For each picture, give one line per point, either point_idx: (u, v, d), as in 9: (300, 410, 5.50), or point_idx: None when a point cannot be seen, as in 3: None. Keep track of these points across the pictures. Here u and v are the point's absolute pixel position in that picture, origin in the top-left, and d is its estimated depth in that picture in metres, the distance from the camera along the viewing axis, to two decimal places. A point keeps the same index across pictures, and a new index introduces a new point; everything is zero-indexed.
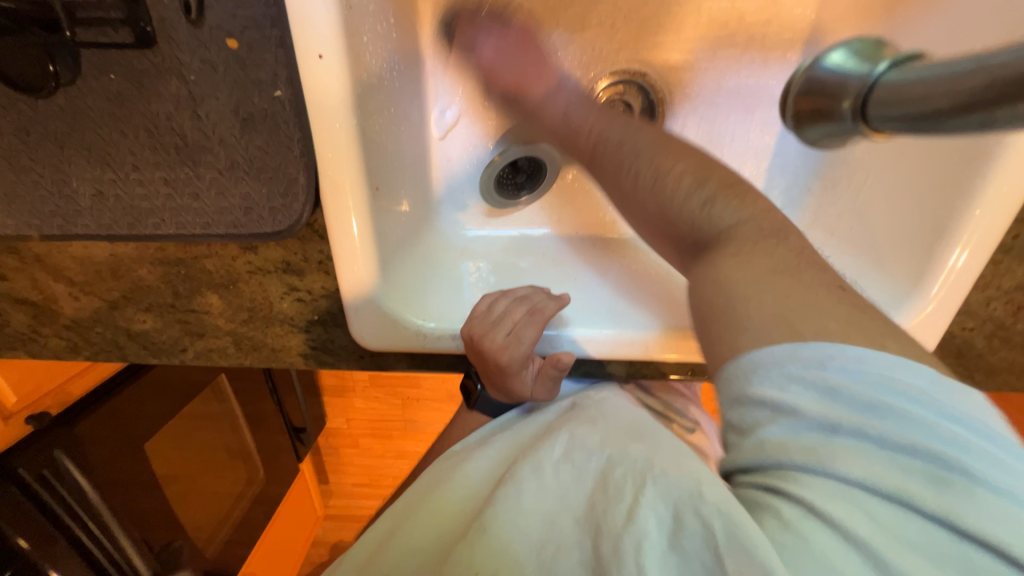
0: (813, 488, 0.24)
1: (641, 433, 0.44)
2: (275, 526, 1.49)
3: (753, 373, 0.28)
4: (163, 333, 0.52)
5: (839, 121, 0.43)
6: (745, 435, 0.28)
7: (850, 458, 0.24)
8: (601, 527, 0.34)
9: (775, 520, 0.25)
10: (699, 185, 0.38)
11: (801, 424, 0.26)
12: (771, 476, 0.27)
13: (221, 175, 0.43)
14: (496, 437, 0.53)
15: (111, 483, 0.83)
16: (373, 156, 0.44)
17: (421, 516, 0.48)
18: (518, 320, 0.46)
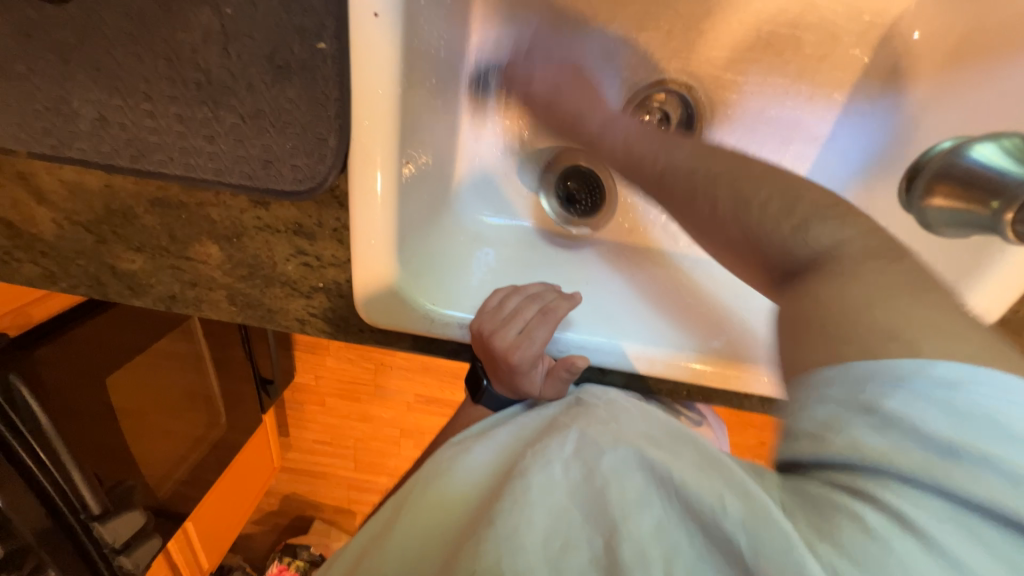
0: (912, 500, 0.24)
1: (657, 437, 0.39)
2: (230, 472, 1.48)
3: (865, 380, 0.26)
4: (152, 277, 0.49)
5: (971, 215, 0.39)
6: (832, 432, 0.27)
7: (971, 481, 0.23)
8: (618, 529, 0.32)
9: (854, 526, 0.24)
10: (791, 209, 0.33)
11: (918, 439, 0.24)
12: (860, 479, 0.26)
13: (242, 122, 0.40)
14: (503, 428, 0.51)
15: (66, 414, 0.81)
16: (410, 127, 0.42)
17: (422, 508, 0.47)
18: (530, 319, 0.44)
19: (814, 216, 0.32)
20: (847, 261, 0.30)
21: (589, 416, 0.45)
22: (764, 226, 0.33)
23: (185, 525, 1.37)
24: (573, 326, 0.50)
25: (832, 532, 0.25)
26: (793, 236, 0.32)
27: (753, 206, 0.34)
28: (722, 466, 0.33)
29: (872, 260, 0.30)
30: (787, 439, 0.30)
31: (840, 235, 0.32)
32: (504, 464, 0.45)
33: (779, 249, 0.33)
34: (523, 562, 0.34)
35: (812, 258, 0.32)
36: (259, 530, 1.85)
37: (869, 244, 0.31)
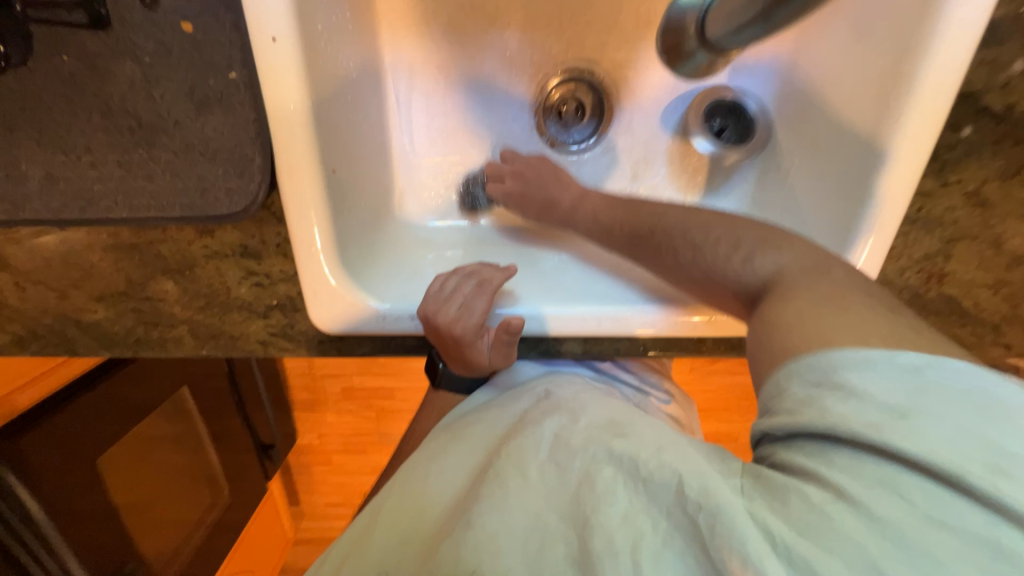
0: (854, 468, 0.28)
1: (624, 429, 0.42)
2: (240, 548, 1.42)
3: (837, 368, 0.31)
4: (115, 323, 0.51)
5: (692, 54, 0.56)
6: (806, 408, 0.31)
7: (911, 441, 0.27)
8: (589, 522, 0.35)
9: (801, 500, 0.29)
10: (737, 246, 0.44)
11: (871, 407, 0.29)
12: (816, 454, 0.30)
13: (175, 157, 0.44)
14: (472, 429, 0.52)
15: (59, 499, 0.80)
16: (329, 136, 0.46)
17: (398, 509, 0.48)
18: (467, 294, 0.49)
19: (758, 249, 0.43)
20: (788, 281, 0.39)
21: (558, 412, 0.47)
22: (717, 261, 0.44)
23: None
24: (519, 300, 0.52)
25: (784, 507, 0.29)
26: (742, 267, 0.42)
27: (706, 248, 0.45)
28: (684, 451, 0.36)
29: (809, 277, 0.39)
30: (764, 416, 0.34)
31: (778, 262, 0.41)
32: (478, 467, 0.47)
33: (728, 277, 0.43)
34: (501, 563, 0.36)
35: (764, 283, 0.41)
36: None
37: (804, 264, 0.40)
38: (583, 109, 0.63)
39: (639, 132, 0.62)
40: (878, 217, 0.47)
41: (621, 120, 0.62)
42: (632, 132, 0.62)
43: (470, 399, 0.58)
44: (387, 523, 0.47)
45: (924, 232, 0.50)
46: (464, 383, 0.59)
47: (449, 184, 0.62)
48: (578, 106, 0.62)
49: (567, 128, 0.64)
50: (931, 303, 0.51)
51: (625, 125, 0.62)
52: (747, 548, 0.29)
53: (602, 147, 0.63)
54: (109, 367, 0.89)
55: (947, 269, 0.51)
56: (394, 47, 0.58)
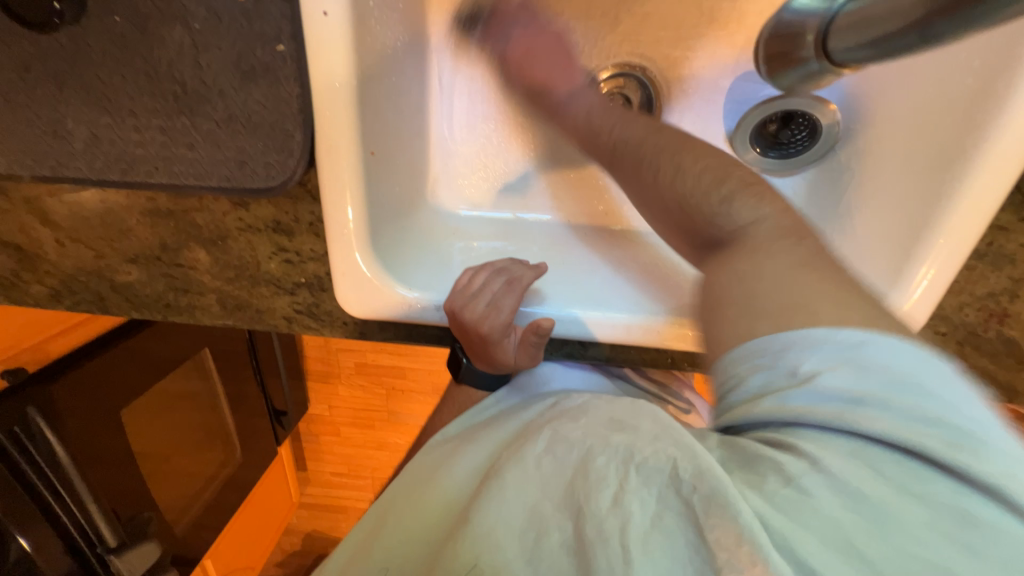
0: (819, 445, 0.27)
1: (622, 421, 0.38)
2: (248, 507, 1.47)
3: (785, 347, 0.30)
4: (148, 287, 0.52)
5: (804, 61, 0.50)
6: (759, 398, 0.30)
7: (870, 422, 0.26)
8: (582, 509, 0.33)
9: (778, 475, 0.27)
10: (719, 183, 0.40)
11: (829, 392, 0.27)
12: (785, 434, 0.29)
13: (217, 127, 0.44)
14: (486, 435, 0.50)
15: (86, 447, 0.83)
16: (371, 117, 0.45)
17: (409, 514, 0.48)
18: (496, 291, 0.47)
19: (738, 192, 0.39)
20: (756, 234, 0.36)
21: (562, 416, 0.44)
22: (695, 193, 0.40)
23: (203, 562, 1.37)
24: (547, 300, 0.51)
25: (761, 480, 0.27)
26: (718, 208, 0.39)
27: (690, 174, 0.41)
28: (676, 434, 0.33)
29: (784, 238, 0.35)
30: (728, 406, 0.32)
31: (758, 212, 0.38)
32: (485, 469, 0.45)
33: (706, 215, 0.39)
34: (501, 556, 0.35)
35: (731, 232, 0.38)
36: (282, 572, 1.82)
37: (783, 223, 0.37)
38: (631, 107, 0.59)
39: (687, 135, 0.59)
40: (942, 251, 0.44)
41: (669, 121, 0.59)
42: None
43: (499, 396, 0.58)
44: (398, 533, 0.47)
45: (990, 268, 0.46)
46: (483, 379, 0.58)
47: (485, 174, 0.61)
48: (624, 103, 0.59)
49: None
50: (987, 343, 0.48)
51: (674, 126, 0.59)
52: (740, 526, 0.26)
53: None
54: (133, 326, 0.93)
55: (1011, 309, 0.47)
56: (442, 28, 0.57)
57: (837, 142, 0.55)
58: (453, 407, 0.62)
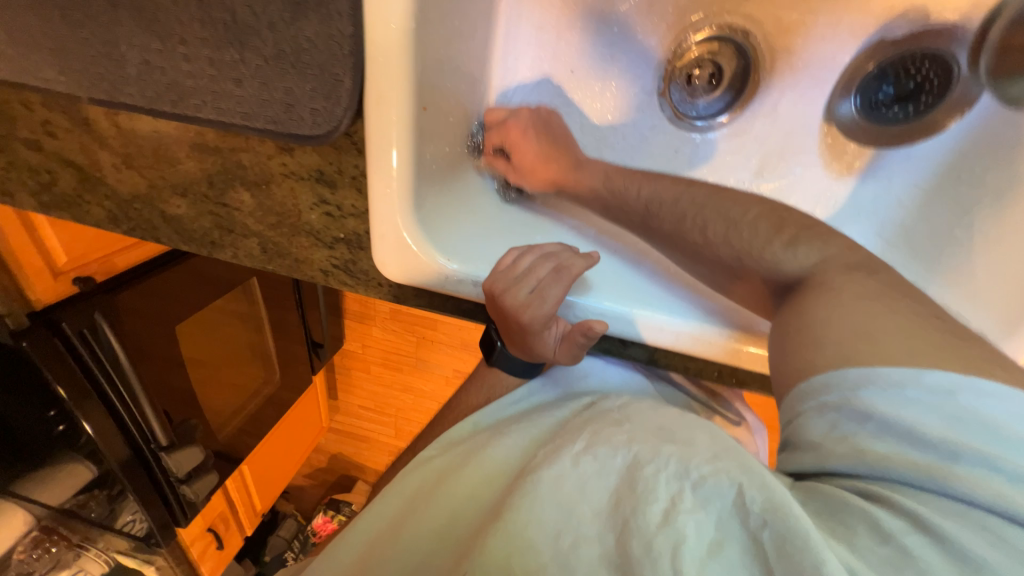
0: (923, 503, 0.26)
1: (672, 431, 0.37)
2: (283, 426, 1.60)
3: (856, 389, 0.30)
4: (195, 222, 0.52)
5: None
6: (841, 441, 0.30)
7: (971, 481, 0.26)
8: (629, 522, 0.31)
9: (871, 527, 0.26)
10: (776, 233, 0.43)
11: (917, 444, 0.28)
12: (875, 484, 0.28)
13: (266, 64, 0.41)
14: (525, 426, 0.51)
15: (144, 354, 0.91)
16: (425, 64, 0.40)
17: (438, 497, 0.47)
18: (543, 278, 0.43)
19: (802, 237, 0.42)
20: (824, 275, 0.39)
21: (602, 419, 0.43)
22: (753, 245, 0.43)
23: (242, 468, 1.51)
24: (592, 290, 0.47)
25: (849, 533, 0.27)
26: (782, 253, 0.41)
27: (743, 227, 0.44)
28: (742, 458, 0.33)
29: (854, 272, 0.38)
30: (793, 449, 0.33)
31: (821, 255, 0.40)
32: (523, 459, 0.46)
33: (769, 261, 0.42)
34: (534, 558, 0.33)
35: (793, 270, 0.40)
36: (310, 484, 2.01)
37: (847, 262, 0.39)
38: (721, 75, 0.57)
39: (786, 115, 0.56)
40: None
41: (765, 97, 0.56)
42: (777, 117, 0.56)
43: (535, 388, 0.57)
44: (427, 511, 0.47)
45: None
46: (515, 366, 0.56)
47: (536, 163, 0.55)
48: (714, 72, 0.57)
49: (693, 96, 0.58)
50: None
51: (771, 104, 0.56)
52: (829, 573, 0.25)
53: (730, 130, 0.57)
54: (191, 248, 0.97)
55: None
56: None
57: (969, 151, 0.50)
58: (480, 384, 0.61)
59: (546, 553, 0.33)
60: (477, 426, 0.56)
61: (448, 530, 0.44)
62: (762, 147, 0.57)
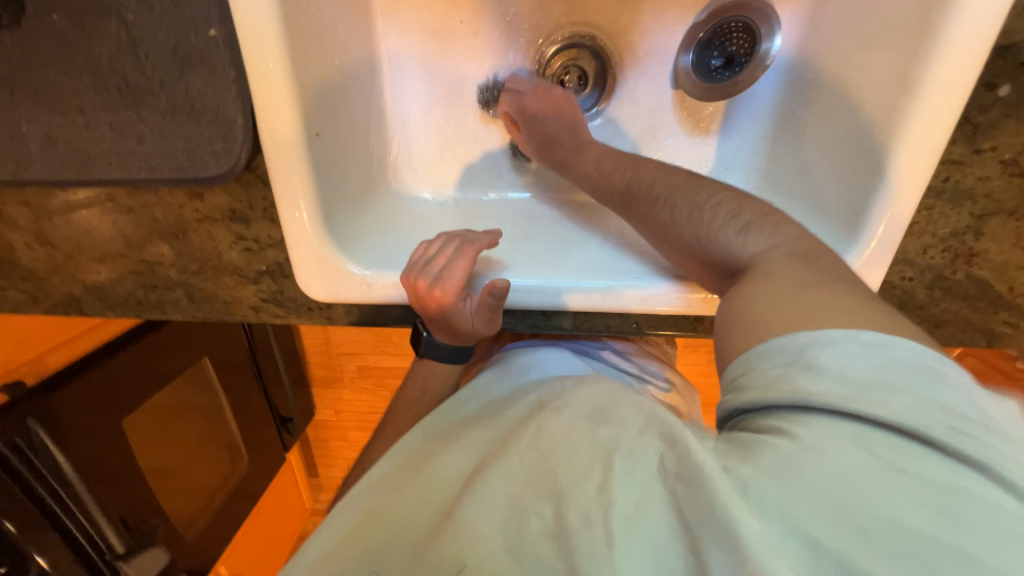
0: (824, 428, 0.27)
1: (609, 413, 0.36)
2: (258, 514, 1.48)
3: (804, 348, 0.32)
4: (117, 285, 0.54)
5: None
6: (779, 381, 0.31)
7: (879, 407, 0.27)
8: (563, 497, 0.31)
9: (772, 450, 0.27)
10: (734, 215, 0.44)
11: (841, 379, 0.29)
12: (787, 419, 0.29)
13: (163, 118, 0.45)
14: (473, 433, 0.49)
15: (94, 456, 0.82)
16: (311, 97, 0.46)
17: (388, 521, 0.43)
18: (450, 255, 0.48)
19: (754, 221, 0.43)
20: (769, 263, 0.40)
21: (546, 411, 0.41)
22: (712, 228, 0.44)
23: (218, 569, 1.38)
24: (505, 270, 0.51)
25: (754, 457, 0.28)
26: (736, 238, 0.43)
27: (706, 211, 0.45)
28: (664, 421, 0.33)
29: (794, 261, 0.39)
30: (732, 395, 0.34)
31: (772, 241, 0.42)
32: (469, 468, 0.43)
33: (723, 248, 0.43)
34: (483, 554, 0.32)
35: (745, 261, 0.42)
36: None
37: (794, 250, 0.40)
38: (586, 77, 0.63)
39: (645, 101, 0.61)
40: (896, 200, 0.45)
41: (624, 87, 0.62)
42: (638, 104, 0.62)
43: (479, 390, 0.59)
44: (374, 539, 0.42)
45: (949, 206, 0.45)
46: (443, 354, 0.58)
47: (432, 167, 0.63)
48: (580, 74, 0.63)
49: None
50: (956, 283, 0.48)
51: (630, 95, 0.62)
52: (715, 494, 0.26)
53: (604, 118, 0.63)
54: (135, 335, 0.89)
55: (977, 247, 0.46)
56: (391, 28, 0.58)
57: (789, 96, 0.56)
58: (415, 379, 0.62)
59: (498, 539, 0.32)
60: (425, 437, 0.54)
61: (390, 542, 0.41)
62: (633, 128, 0.62)
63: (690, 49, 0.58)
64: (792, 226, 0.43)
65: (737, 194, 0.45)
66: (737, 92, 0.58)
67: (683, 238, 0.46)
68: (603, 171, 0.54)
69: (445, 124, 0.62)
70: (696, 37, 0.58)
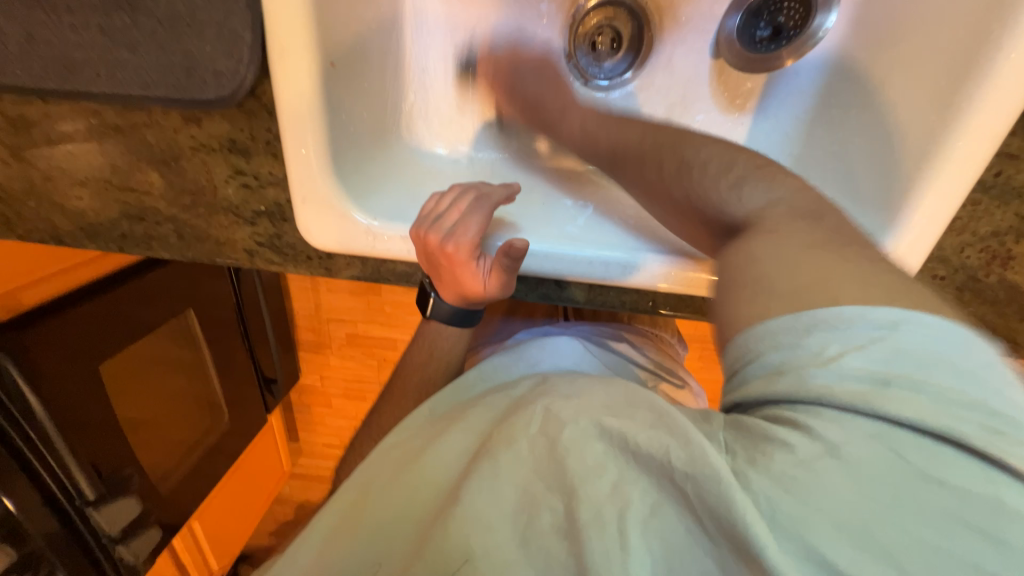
0: (841, 427, 0.23)
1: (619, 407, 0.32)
2: (236, 475, 1.45)
3: (810, 328, 0.25)
4: (101, 215, 0.50)
5: None
6: (783, 371, 0.26)
7: (899, 405, 0.22)
8: (574, 493, 0.29)
9: (784, 452, 0.23)
10: (726, 168, 0.38)
11: (855, 371, 0.23)
12: (797, 412, 0.25)
13: (161, 27, 0.40)
14: (475, 412, 0.46)
15: (67, 397, 0.77)
16: (329, 17, 0.41)
17: (396, 501, 0.42)
18: (464, 208, 0.45)
19: (748, 176, 0.36)
20: (770, 219, 0.33)
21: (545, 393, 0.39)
22: (703, 184, 0.37)
23: (192, 524, 1.35)
24: (521, 233, 0.49)
25: (765, 460, 0.24)
26: (728, 195, 0.36)
27: (694, 168, 0.39)
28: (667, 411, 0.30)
29: (799, 219, 0.32)
30: (733, 383, 0.29)
31: (771, 196, 0.35)
32: (473, 449, 0.40)
33: (715, 206, 0.36)
34: (492, 541, 0.31)
35: (745, 218, 0.34)
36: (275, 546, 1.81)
37: (796, 206, 0.33)
38: (620, 39, 0.59)
39: (681, 70, 0.58)
40: (938, 194, 0.41)
41: (660, 53, 0.58)
42: (673, 72, 0.58)
43: (491, 371, 0.56)
44: (382, 519, 0.42)
45: (996, 204, 0.43)
46: (453, 314, 0.55)
47: (447, 123, 0.59)
48: (613, 36, 0.59)
49: (598, 60, 0.60)
50: (987, 287, 0.46)
51: (666, 62, 0.58)
52: (736, 515, 0.23)
53: (637, 84, 0.59)
54: (123, 276, 0.85)
55: (1016, 251, 0.44)
56: None
57: (835, 78, 0.53)
58: (422, 342, 0.59)
59: (510, 528, 0.31)
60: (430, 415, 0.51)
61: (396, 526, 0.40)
62: (665, 99, 0.59)
63: (737, 13, 0.55)
64: (791, 180, 0.36)
65: (729, 149, 0.39)
66: (780, 68, 0.55)
67: (683, 215, 0.40)
68: (586, 134, 0.51)
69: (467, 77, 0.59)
70: (745, 2, 0.54)
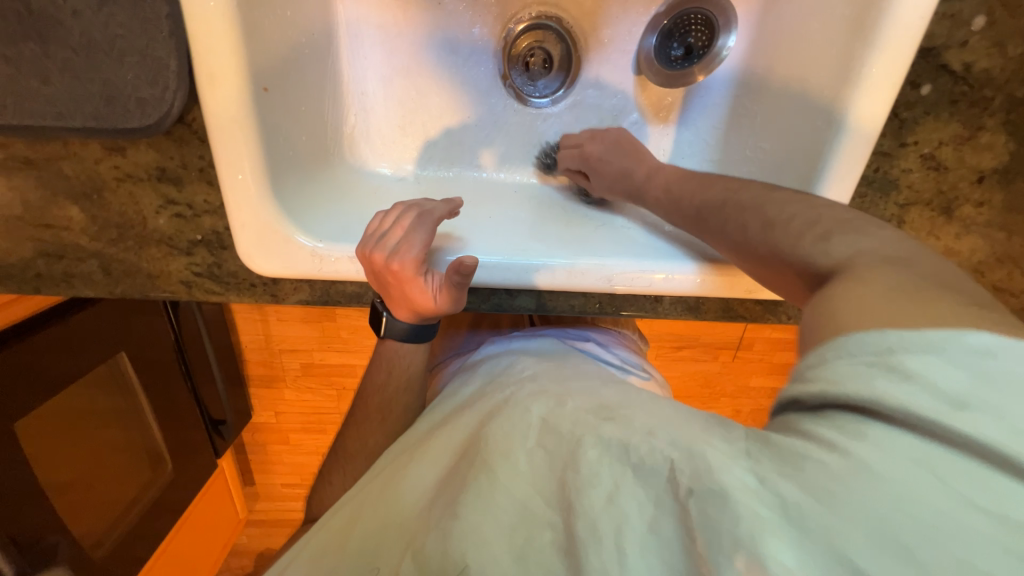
0: (887, 443, 0.22)
1: (612, 410, 0.36)
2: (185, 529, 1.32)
3: (891, 346, 0.24)
4: (13, 254, 0.46)
5: None
6: (843, 376, 0.25)
7: (971, 428, 0.20)
8: (576, 501, 0.29)
9: (817, 465, 0.23)
10: (812, 225, 0.38)
11: (931, 388, 0.22)
12: (847, 420, 0.24)
13: (75, 56, 0.39)
14: (441, 437, 0.46)
15: None
16: (260, 44, 0.41)
17: (372, 530, 0.41)
18: (408, 225, 0.46)
19: (836, 229, 0.37)
20: (856, 267, 0.33)
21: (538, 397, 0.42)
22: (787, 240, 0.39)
23: None
24: (470, 246, 0.50)
25: (798, 474, 0.23)
26: (814, 248, 0.37)
27: (779, 226, 0.40)
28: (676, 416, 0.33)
29: (887, 264, 0.32)
30: (792, 383, 0.28)
31: (859, 244, 0.35)
32: (450, 462, 0.41)
33: (801, 258, 0.37)
34: (489, 555, 0.30)
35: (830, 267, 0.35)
36: None
37: (885, 254, 0.34)
38: (552, 59, 0.62)
39: (608, 87, 0.62)
40: (848, 155, 0.47)
41: (588, 72, 0.62)
42: (602, 89, 0.62)
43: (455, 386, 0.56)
44: (358, 542, 0.40)
45: (879, 195, 0.50)
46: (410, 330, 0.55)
47: (388, 143, 0.60)
48: (545, 57, 0.62)
49: (533, 79, 0.63)
50: None
51: (595, 80, 0.62)
52: (743, 526, 0.23)
53: (570, 100, 0.63)
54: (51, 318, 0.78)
55: None
56: None
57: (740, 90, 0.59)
58: (379, 361, 0.58)
59: (502, 541, 0.31)
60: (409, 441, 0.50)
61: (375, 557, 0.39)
62: (596, 113, 0.63)
63: (652, 36, 0.60)
64: (882, 232, 0.36)
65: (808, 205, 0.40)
66: (694, 83, 0.61)
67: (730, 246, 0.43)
68: (672, 196, 0.50)
69: (407, 97, 0.59)
70: (660, 24, 0.60)
